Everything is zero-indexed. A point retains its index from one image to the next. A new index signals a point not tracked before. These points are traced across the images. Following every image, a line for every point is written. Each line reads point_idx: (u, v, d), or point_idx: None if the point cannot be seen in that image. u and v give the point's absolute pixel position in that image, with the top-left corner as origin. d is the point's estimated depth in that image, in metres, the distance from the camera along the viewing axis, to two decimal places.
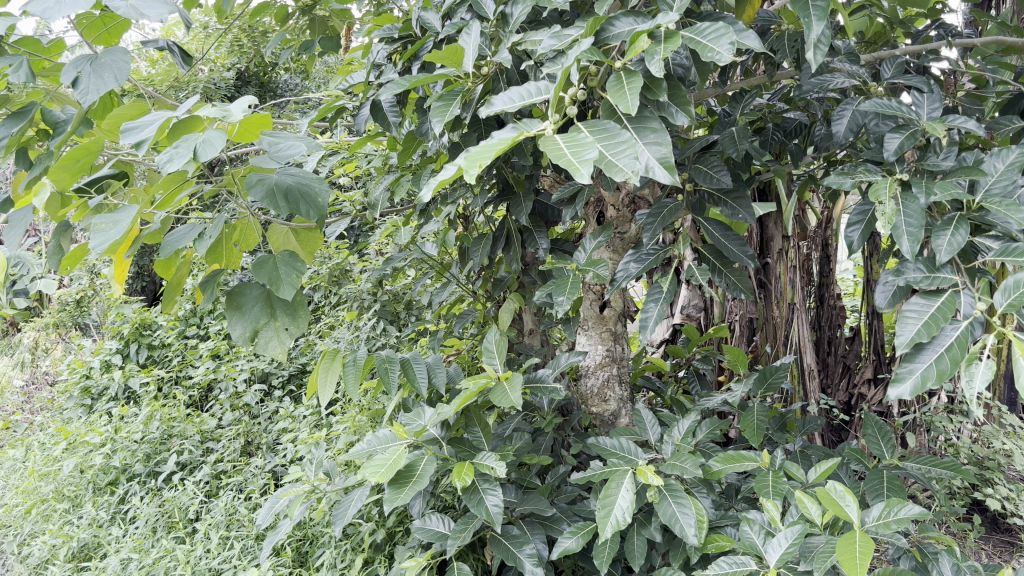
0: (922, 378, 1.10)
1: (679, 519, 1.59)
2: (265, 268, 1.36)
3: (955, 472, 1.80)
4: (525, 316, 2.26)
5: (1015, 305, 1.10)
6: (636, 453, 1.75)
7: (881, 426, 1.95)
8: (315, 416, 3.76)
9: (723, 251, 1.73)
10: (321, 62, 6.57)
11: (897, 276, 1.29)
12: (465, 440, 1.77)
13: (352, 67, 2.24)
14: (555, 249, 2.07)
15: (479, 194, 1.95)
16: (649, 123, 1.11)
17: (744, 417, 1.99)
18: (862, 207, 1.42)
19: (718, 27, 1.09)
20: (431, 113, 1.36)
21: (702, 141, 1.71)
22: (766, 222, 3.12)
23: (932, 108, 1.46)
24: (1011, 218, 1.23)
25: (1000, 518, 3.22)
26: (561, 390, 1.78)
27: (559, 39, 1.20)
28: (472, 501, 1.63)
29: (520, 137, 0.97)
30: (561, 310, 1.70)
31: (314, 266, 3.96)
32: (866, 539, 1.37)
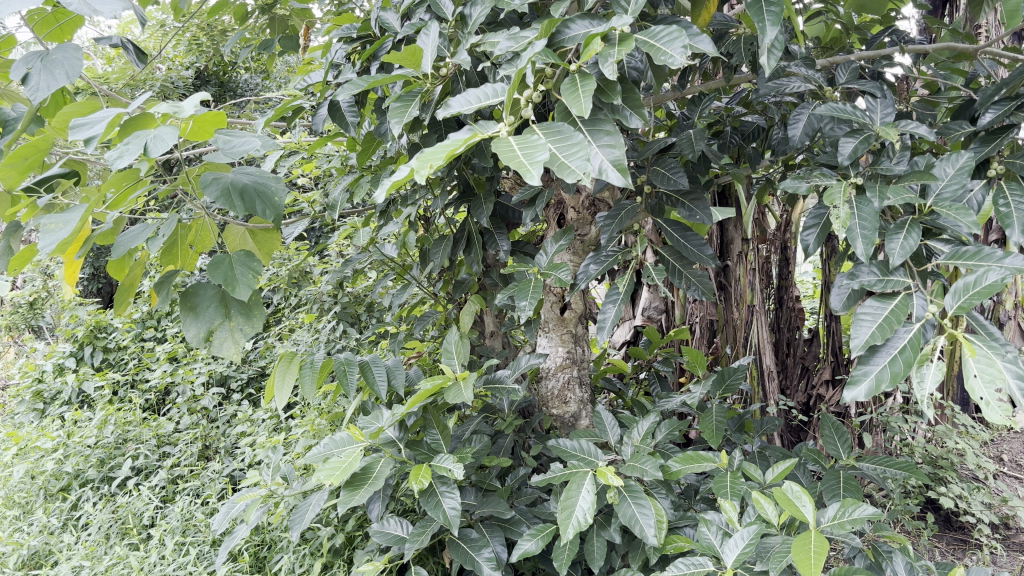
0: (877, 380, 1.11)
1: (639, 519, 1.60)
2: (220, 268, 1.34)
3: (909, 471, 1.83)
4: (486, 319, 2.26)
5: (965, 307, 1.11)
6: (596, 455, 1.76)
7: (837, 427, 1.98)
8: (274, 419, 3.72)
9: (682, 253, 1.74)
10: (281, 62, 6.52)
11: (851, 280, 1.26)
12: (423, 442, 1.76)
13: (311, 66, 2.22)
14: (516, 251, 2.07)
15: (439, 196, 1.94)
16: (603, 125, 1.11)
17: (703, 418, 2.01)
18: (817, 211, 1.43)
19: (671, 31, 1.09)
20: (389, 113, 1.35)
21: (659, 144, 1.73)
22: (726, 225, 3.15)
23: (885, 113, 1.49)
24: (960, 222, 1.25)
25: (953, 516, 3.27)
26: (520, 391, 1.77)
27: (516, 42, 1.20)
28: (429, 504, 1.62)
29: (474, 138, 0.97)
30: (522, 313, 1.70)
31: (273, 268, 3.93)
32: (821, 539, 1.39)
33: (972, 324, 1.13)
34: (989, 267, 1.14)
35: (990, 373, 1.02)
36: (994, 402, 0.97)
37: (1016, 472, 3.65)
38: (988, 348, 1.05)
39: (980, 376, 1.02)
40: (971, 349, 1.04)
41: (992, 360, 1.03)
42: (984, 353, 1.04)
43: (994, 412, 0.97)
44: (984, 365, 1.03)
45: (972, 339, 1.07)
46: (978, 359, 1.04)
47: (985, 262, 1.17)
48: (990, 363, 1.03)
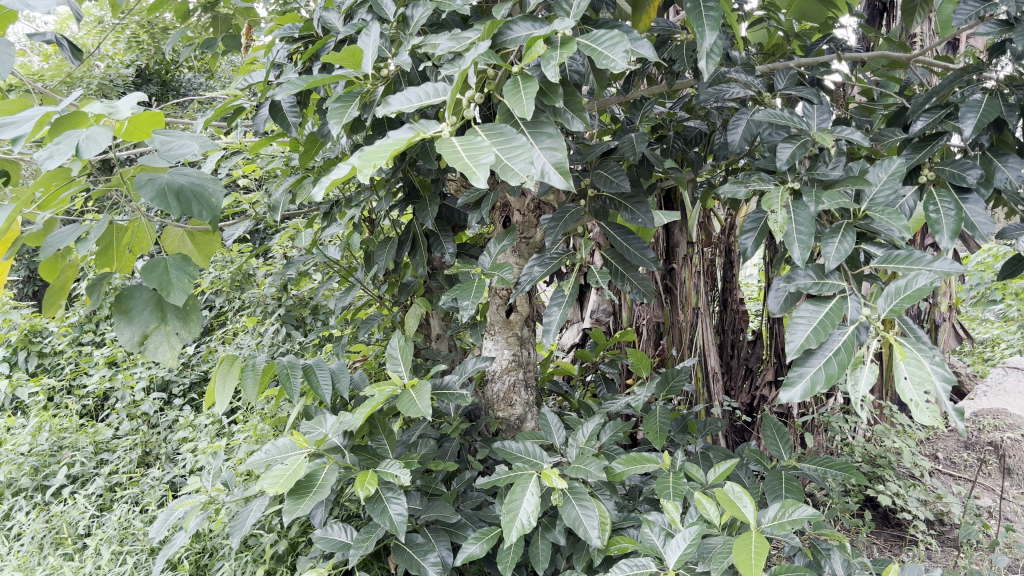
0: (812, 382, 1.13)
1: (582, 521, 1.60)
2: (155, 272, 1.31)
3: (847, 471, 1.87)
4: (432, 321, 2.24)
5: (897, 311, 1.14)
6: (541, 458, 1.76)
7: (779, 427, 2.01)
8: (216, 425, 3.66)
9: (626, 257, 1.75)
10: (227, 62, 6.43)
11: (788, 282, 1.29)
12: (368, 447, 1.74)
13: (254, 65, 2.19)
14: (461, 253, 2.06)
15: (384, 197, 1.93)
16: (545, 128, 1.12)
17: (647, 419, 2.02)
18: (755, 214, 1.45)
19: (614, 35, 1.10)
20: (329, 114, 1.33)
21: (603, 146, 1.74)
22: (671, 229, 3.18)
23: (822, 118, 1.52)
24: (892, 227, 1.28)
25: (891, 514, 3.35)
26: (467, 396, 1.76)
27: (457, 42, 1.20)
28: (375, 511, 1.60)
29: (416, 138, 0.96)
30: (466, 315, 1.70)
31: (216, 270, 3.87)
32: (761, 539, 1.41)
33: (903, 327, 1.16)
34: (920, 272, 1.17)
35: (919, 375, 1.05)
36: (922, 404, 1.00)
37: (951, 470, 3.75)
38: (916, 351, 1.08)
39: (909, 379, 1.05)
40: (902, 352, 1.07)
41: (921, 363, 1.06)
42: (914, 356, 1.07)
43: (922, 413, 1.00)
44: (913, 368, 1.06)
45: (902, 342, 1.10)
46: (908, 362, 1.07)
47: (916, 266, 1.21)
48: (919, 365, 1.06)
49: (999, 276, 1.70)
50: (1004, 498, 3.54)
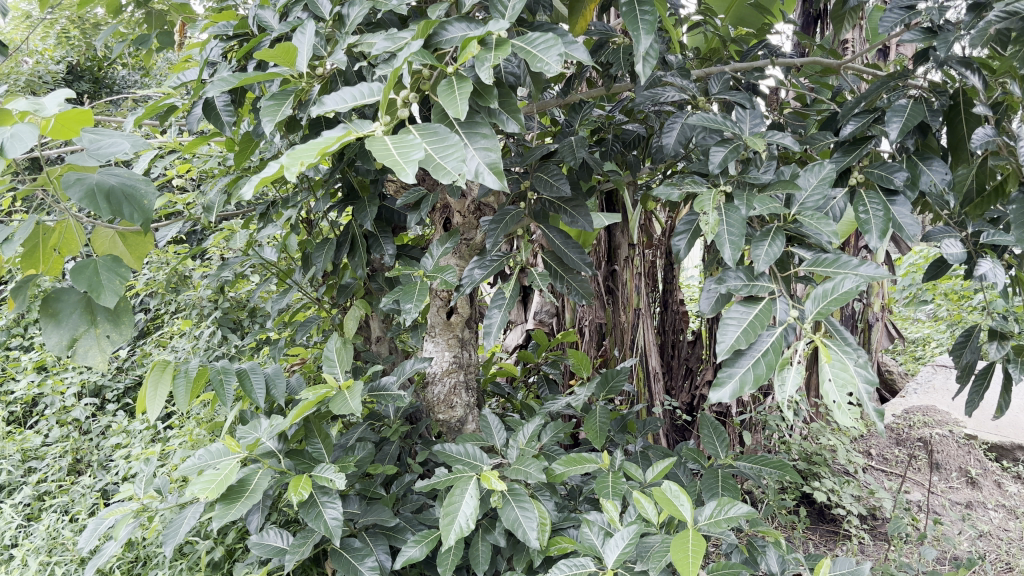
0: (741, 383, 1.14)
1: (522, 522, 1.61)
2: (85, 274, 1.27)
3: (782, 469, 1.90)
4: (371, 323, 2.21)
5: (823, 313, 1.17)
6: (481, 460, 1.75)
7: (716, 426, 2.04)
8: (151, 430, 3.58)
9: (563, 259, 1.76)
10: (162, 60, 6.28)
11: (719, 284, 1.31)
12: (305, 452, 1.71)
13: (188, 63, 2.14)
14: (401, 255, 2.04)
15: (321, 198, 1.90)
16: (480, 129, 1.12)
17: (587, 419, 2.04)
18: (689, 217, 1.48)
19: (548, 38, 1.11)
20: (261, 112, 1.31)
21: (542, 149, 1.75)
22: (613, 231, 3.21)
23: (754, 123, 1.55)
24: (821, 230, 1.32)
25: (825, 510, 3.42)
26: (405, 398, 1.75)
27: (393, 42, 1.19)
28: (310, 515, 1.58)
29: (347, 137, 0.95)
30: (407, 317, 1.68)
31: (150, 272, 3.77)
32: (698, 537, 1.43)
33: (830, 330, 1.18)
34: (846, 275, 1.20)
35: (843, 377, 1.07)
36: (846, 404, 1.03)
37: (883, 465, 3.85)
38: (841, 354, 1.11)
39: (834, 380, 1.08)
40: (827, 354, 1.10)
41: (845, 366, 1.08)
42: (838, 359, 1.09)
43: (846, 414, 1.02)
44: (837, 369, 1.09)
45: (827, 344, 1.12)
46: (833, 364, 1.09)
47: (843, 269, 1.23)
48: (843, 367, 1.08)
49: (925, 278, 1.75)
50: (932, 492, 3.65)
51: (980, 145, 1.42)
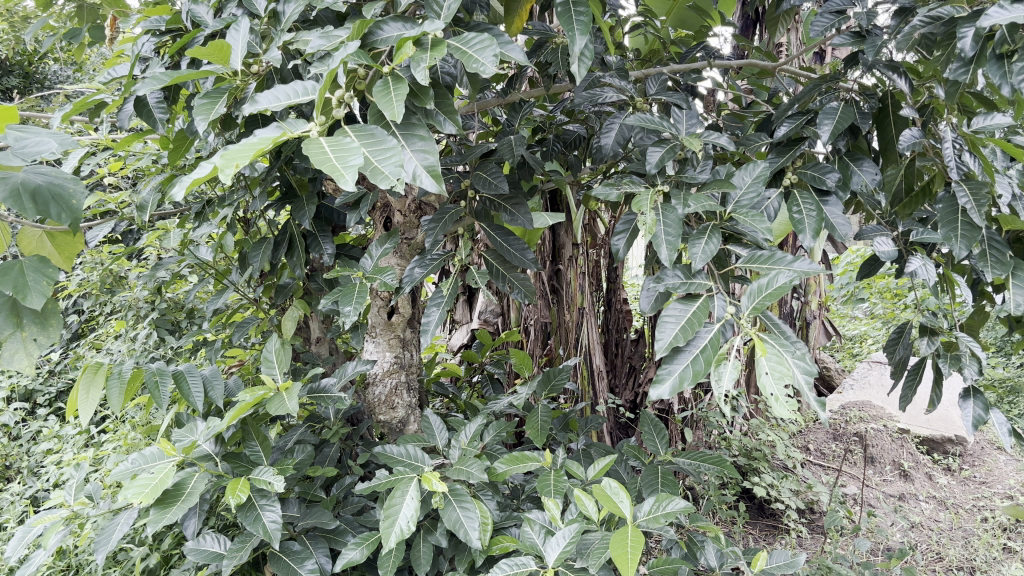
0: (680, 379, 1.15)
1: (463, 523, 1.60)
2: (10, 276, 1.21)
3: (720, 464, 1.93)
4: (311, 324, 2.19)
5: (759, 308, 1.19)
6: (423, 461, 1.74)
7: (656, 423, 2.06)
8: (83, 435, 3.48)
9: (505, 257, 1.76)
10: (96, 55, 6.10)
11: (657, 283, 1.33)
12: (242, 455, 1.68)
13: (120, 58, 2.08)
14: (340, 255, 2.02)
15: (259, 196, 1.87)
16: (417, 130, 1.11)
17: (529, 418, 2.04)
18: (627, 217, 1.49)
19: (483, 38, 1.11)
20: (194, 110, 1.28)
21: (482, 148, 1.75)
22: (557, 231, 3.23)
23: (690, 124, 1.57)
24: (755, 227, 1.35)
25: (765, 504, 3.49)
26: (345, 399, 1.73)
27: (328, 41, 1.18)
28: (248, 519, 1.56)
29: (281, 137, 0.94)
30: (346, 320, 1.66)
31: (83, 273, 3.67)
32: (637, 533, 1.44)
33: (766, 324, 1.21)
34: (780, 271, 1.23)
35: (780, 370, 1.08)
36: (783, 397, 1.03)
37: (820, 460, 3.93)
38: (777, 348, 1.13)
39: (770, 374, 1.08)
40: (763, 348, 1.10)
41: (781, 358, 1.09)
42: (774, 352, 1.10)
43: (784, 407, 1.03)
44: (774, 363, 1.09)
45: (765, 339, 1.14)
46: (769, 358, 1.10)
47: (778, 265, 1.27)
48: (779, 361, 1.09)
49: (858, 276, 1.79)
50: (866, 485, 3.74)
51: (907, 146, 1.46)
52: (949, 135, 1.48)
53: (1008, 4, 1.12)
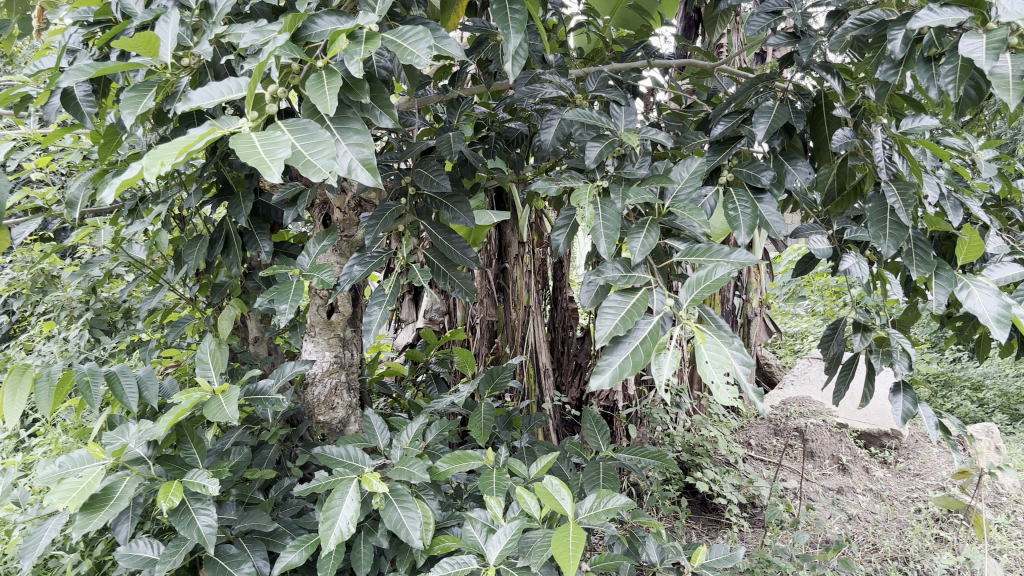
0: (620, 370, 1.14)
1: (404, 523, 1.58)
2: None
3: (661, 460, 1.94)
4: (249, 324, 2.15)
5: (698, 300, 1.20)
6: (363, 462, 1.72)
7: (598, 420, 2.07)
8: (12, 440, 3.37)
9: (446, 254, 1.75)
10: (27, 46, 5.90)
11: (597, 276, 1.33)
12: (176, 458, 1.64)
13: (48, 49, 2.01)
14: (278, 252, 1.99)
15: (193, 193, 1.83)
16: (351, 124, 1.09)
17: (471, 416, 2.03)
18: (567, 213, 1.51)
19: (418, 31, 1.09)
20: (121, 104, 1.24)
21: (421, 145, 1.73)
22: (503, 229, 3.23)
23: (629, 120, 1.57)
24: (692, 222, 1.36)
25: (707, 499, 3.53)
26: (283, 401, 1.70)
27: (260, 34, 1.15)
28: (182, 523, 1.52)
29: (211, 133, 0.92)
30: (283, 318, 1.63)
31: (12, 272, 3.55)
32: (578, 531, 1.44)
33: (705, 317, 1.21)
34: (718, 263, 1.24)
35: (719, 359, 1.10)
36: (722, 384, 1.05)
37: (761, 455, 4.00)
38: (717, 340, 1.14)
39: (710, 362, 1.10)
40: (703, 337, 1.12)
41: (721, 348, 1.11)
42: (714, 341, 1.12)
43: (723, 394, 1.04)
44: (713, 352, 1.11)
45: (704, 331, 1.14)
46: (709, 346, 1.12)
47: (716, 257, 1.28)
48: (719, 349, 1.11)
49: (794, 273, 1.82)
50: (806, 479, 3.81)
51: (839, 145, 1.49)
52: (879, 134, 1.51)
53: (938, 7, 1.13)
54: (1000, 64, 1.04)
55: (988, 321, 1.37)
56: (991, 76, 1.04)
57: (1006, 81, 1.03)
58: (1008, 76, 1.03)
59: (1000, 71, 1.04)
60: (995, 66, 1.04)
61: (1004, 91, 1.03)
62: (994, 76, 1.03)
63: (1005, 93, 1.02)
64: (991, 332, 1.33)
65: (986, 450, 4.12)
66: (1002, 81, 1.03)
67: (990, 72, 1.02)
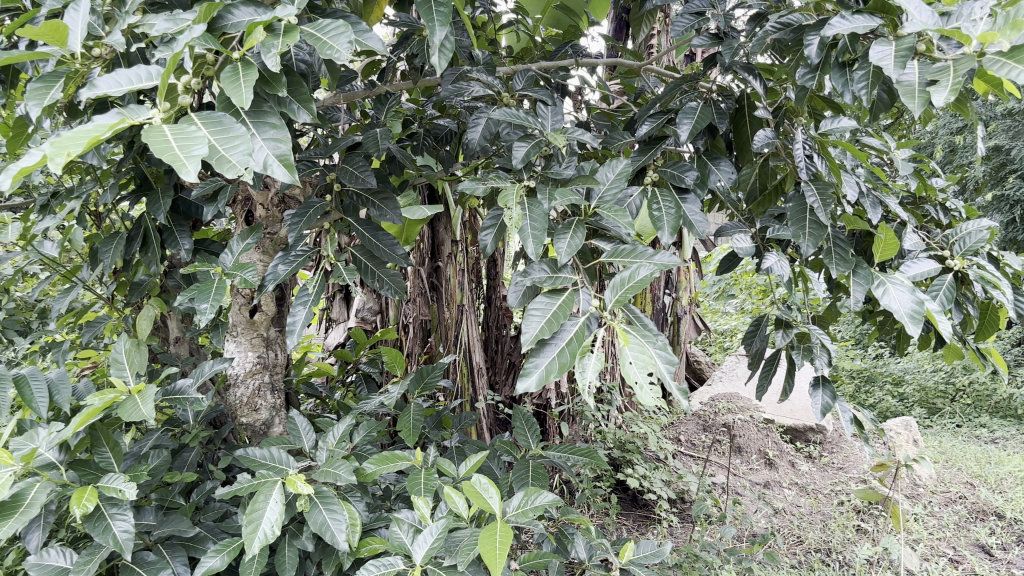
0: (546, 371, 1.13)
1: (330, 526, 1.55)
2: None
3: (589, 456, 1.95)
4: (169, 324, 2.09)
5: (622, 301, 1.20)
6: (288, 463, 1.69)
7: (528, 418, 2.07)
8: None
9: (373, 252, 1.72)
10: None
11: (524, 276, 1.33)
12: (90, 462, 1.59)
13: None
14: (199, 251, 1.94)
15: (109, 188, 1.77)
16: (268, 118, 1.07)
17: (400, 416, 2.01)
18: (494, 212, 1.50)
19: (338, 25, 1.07)
20: (26, 94, 1.18)
21: (347, 141, 1.70)
22: (437, 227, 3.21)
23: (555, 120, 1.57)
24: (617, 222, 1.36)
25: (638, 495, 3.57)
26: (203, 402, 1.66)
27: (174, 24, 1.11)
28: (96, 529, 1.46)
29: (120, 124, 0.89)
30: (203, 318, 1.59)
31: None
32: (504, 529, 1.43)
33: (630, 317, 1.21)
34: (642, 264, 1.24)
35: (643, 359, 1.10)
36: (646, 384, 1.05)
37: (691, 450, 4.06)
38: (640, 340, 1.14)
39: (634, 363, 1.10)
40: (627, 338, 1.12)
41: (644, 348, 1.11)
42: (637, 342, 1.12)
43: (646, 394, 1.05)
44: (637, 352, 1.11)
45: (628, 331, 1.15)
46: (632, 348, 1.12)
47: (640, 259, 1.29)
48: (642, 350, 1.11)
49: (718, 270, 1.84)
50: (734, 474, 3.88)
51: (760, 147, 1.51)
52: (800, 135, 1.54)
53: (850, 15, 1.15)
54: (906, 72, 1.05)
55: (902, 317, 1.40)
56: (899, 83, 1.05)
57: (912, 89, 1.04)
58: (915, 84, 1.04)
59: (907, 79, 1.05)
60: (902, 75, 1.06)
61: (910, 98, 1.04)
62: (901, 84, 1.05)
63: (911, 100, 1.03)
64: (904, 328, 1.37)
65: (905, 442, 4.26)
66: (909, 88, 1.04)
67: (897, 79, 1.04)
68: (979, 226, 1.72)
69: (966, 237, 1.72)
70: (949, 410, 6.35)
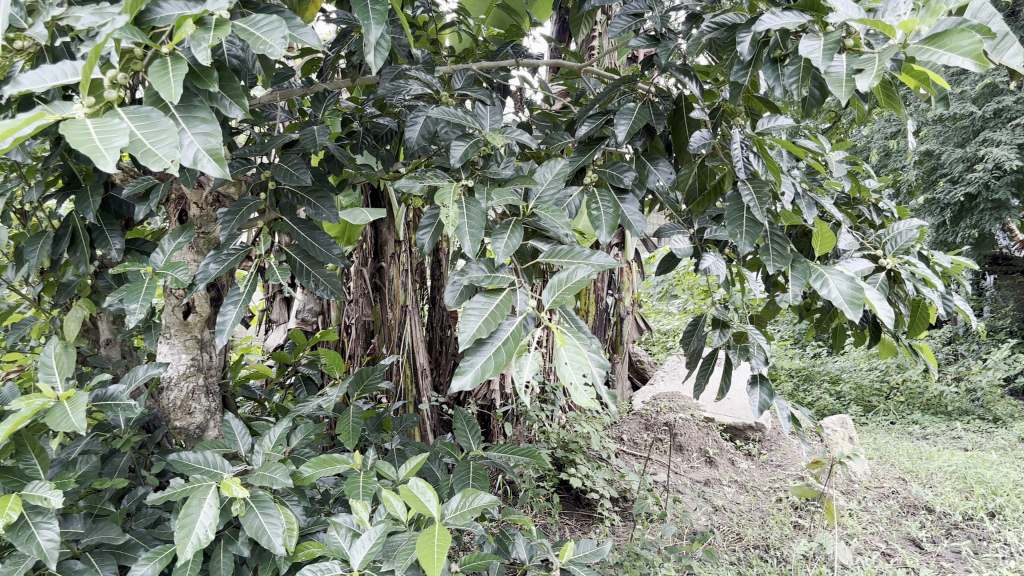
0: (482, 370, 1.13)
1: (266, 530, 1.52)
2: None
3: (529, 456, 1.95)
4: (100, 325, 2.03)
5: (559, 302, 1.19)
6: (223, 467, 1.65)
7: (469, 419, 2.06)
8: None
9: (309, 251, 1.70)
10: None
11: (461, 276, 1.32)
12: (13, 469, 1.53)
13: None
14: (131, 250, 1.89)
15: (36, 185, 1.71)
16: (198, 112, 1.04)
17: (339, 419, 1.98)
18: (432, 212, 1.49)
19: (272, 20, 1.05)
20: None
21: (283, 138, 1.67)
22: (380, 227, 3.17)
23: (494, 120, 1.55)
24: (555, 223, 1.36)
25: (581, 495, 3.59)
26: (135, 407, 1.61)
27: (100, 16, 1.08)
28: (19, 538, 1.41)
29: (37, 117, 0.85)
30: (132, 319, 1.55)
31: None
32: (443, 531, 1.42)
33: (566, 318, 1.21)
34: (579, 265, 1.24)
35: (578, 360, 1.10)
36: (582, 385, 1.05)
37: (633, 448, 4.09)
38: (576, 341, 1.14)
39: (570, 363, 1.10)
40: (563, 339, 1.12)
41: (580, 349, 1.12)
42: (573, 343, 1.13)
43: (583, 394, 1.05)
44: (573, 353, 1.11)
45: (564, 331, 1.15)
46: (568, 348, 1.12)
47: (577, 260, 1.29)
48: (578, 351, 1.12)
49: (657, 270, 1.86)
50: (676, 472, 3.92)
51: (696, 147, 1.52)
52: (736, 136, 1.55)
53: (780, 12, 1.17)
54: (834, 64, 1.08)
55: (843, 303, 1.44)
56: (826, 75, 1.08)
57: (839, 79, 1.07)
58: (842, 75, 1.08)
59: (835, 70, 1.08)
60: (830, 66, 1.09)
61: (837, 87, 1.07)
62: (828, 76, 1.07)
63: (838, 89, 1.07)
64: (845, 314, 1.40)
65: (840, 439, 4.36)
66: (836, 79, 1.07)
67: (824, 71, 1.07)
68: (909, 226, 1.77)
69: (896, 237, 1.78)
70: (883, 407, 6.52)
